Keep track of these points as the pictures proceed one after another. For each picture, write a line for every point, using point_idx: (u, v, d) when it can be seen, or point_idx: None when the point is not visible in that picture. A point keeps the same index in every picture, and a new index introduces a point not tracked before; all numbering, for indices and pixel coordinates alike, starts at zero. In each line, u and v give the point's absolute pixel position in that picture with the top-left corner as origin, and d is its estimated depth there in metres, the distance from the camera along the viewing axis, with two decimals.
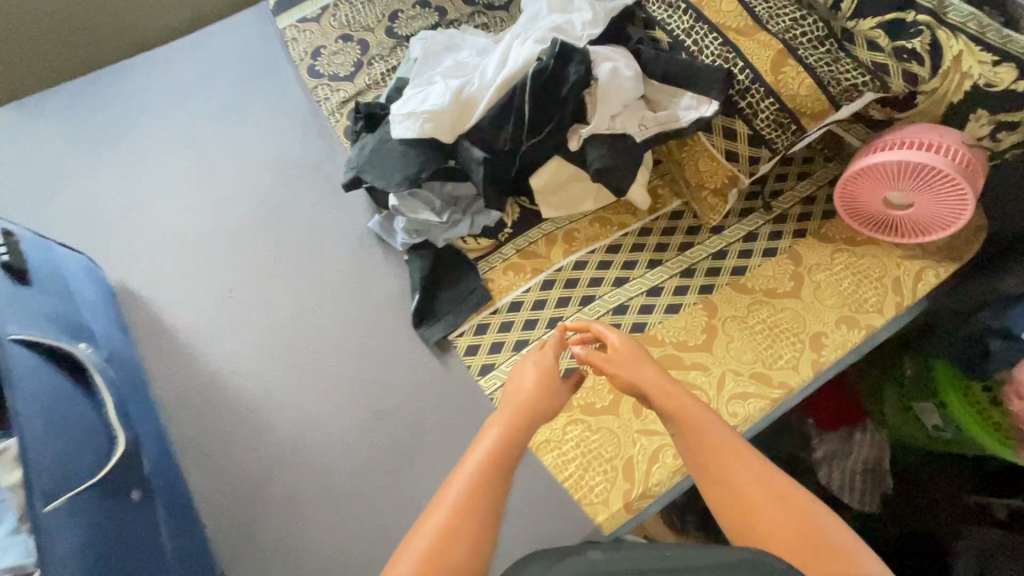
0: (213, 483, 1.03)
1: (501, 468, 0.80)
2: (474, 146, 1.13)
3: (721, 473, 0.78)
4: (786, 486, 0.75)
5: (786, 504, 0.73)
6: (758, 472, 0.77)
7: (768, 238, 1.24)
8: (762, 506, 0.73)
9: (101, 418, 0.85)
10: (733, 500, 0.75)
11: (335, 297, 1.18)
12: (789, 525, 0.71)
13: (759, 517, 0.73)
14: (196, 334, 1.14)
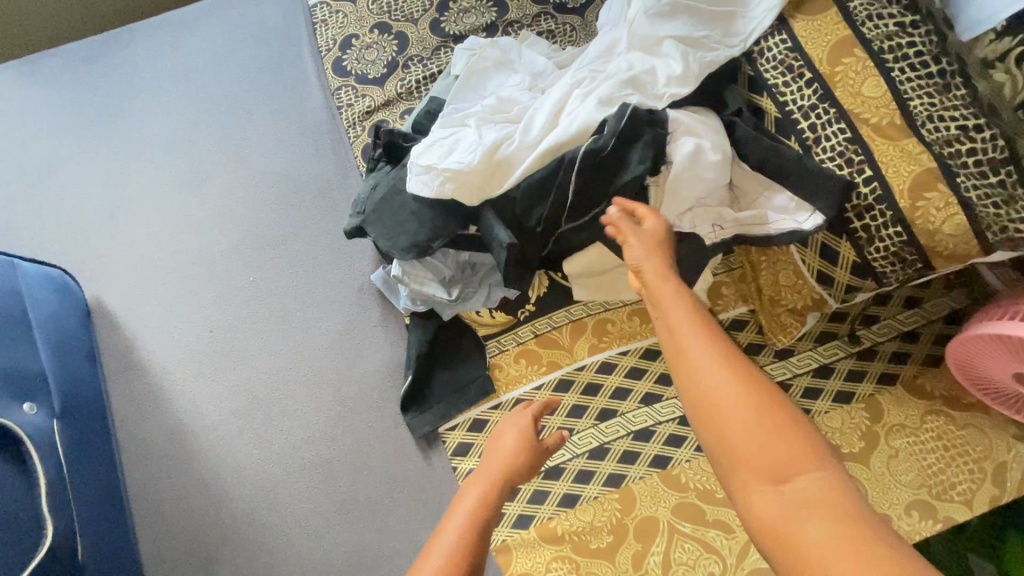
0: (165, 549, 0.96)
1: (477, 547, 0.69)
2: (499, 225, 0.91)
3: (688, 373, 0.64)
4: (762, 388, 0.61)
5: (754, 411, 0.59)
6: (733, 370, 0.62)
7: (844, 377, 1.00)
8: (728, 405, 0.60)
9: (33, 502, 0.78)
10: (699, 411, 0.62)
11: (321, 358, 1.05)
12: (755, 436, 0.58)
13: (722, 427, 0.60)
14: (171, 374, 1.05)
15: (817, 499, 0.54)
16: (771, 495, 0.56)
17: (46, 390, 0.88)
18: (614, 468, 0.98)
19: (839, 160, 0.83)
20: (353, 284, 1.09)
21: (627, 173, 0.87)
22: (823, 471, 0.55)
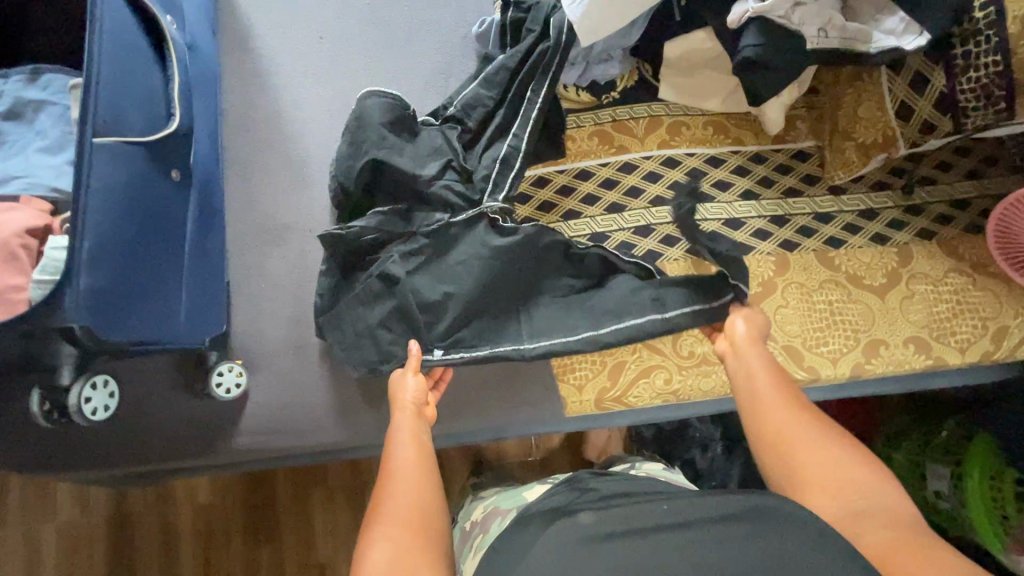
0: (245, 213, 1.07)
1: (429, 473, 0.71)
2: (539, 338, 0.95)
3: (779, 431, 0.68)
4: (830, 424, 0.68)
5: (835, 444, 0.66)
6: (806, 415, 0.69)
7: (886, 223, 1.06)
8: (800, 442, 0.67)
9: (166, 91, 0.86)
10: (770, 432, 0.69)
11: (413, 88, 1.12)
12: (836, 471, 0.64)
13: (808, 468, 0.65)
14: (276, 66, 1.12)
15: (880, 511, 0.61)
16: (829, 507, 0.62)
17: (181, 18, 0.96)
18: (654, 245, 1.06)
19: None
20: (456, 33, 1.14)
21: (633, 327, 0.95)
22: (885, 503, 0.61)
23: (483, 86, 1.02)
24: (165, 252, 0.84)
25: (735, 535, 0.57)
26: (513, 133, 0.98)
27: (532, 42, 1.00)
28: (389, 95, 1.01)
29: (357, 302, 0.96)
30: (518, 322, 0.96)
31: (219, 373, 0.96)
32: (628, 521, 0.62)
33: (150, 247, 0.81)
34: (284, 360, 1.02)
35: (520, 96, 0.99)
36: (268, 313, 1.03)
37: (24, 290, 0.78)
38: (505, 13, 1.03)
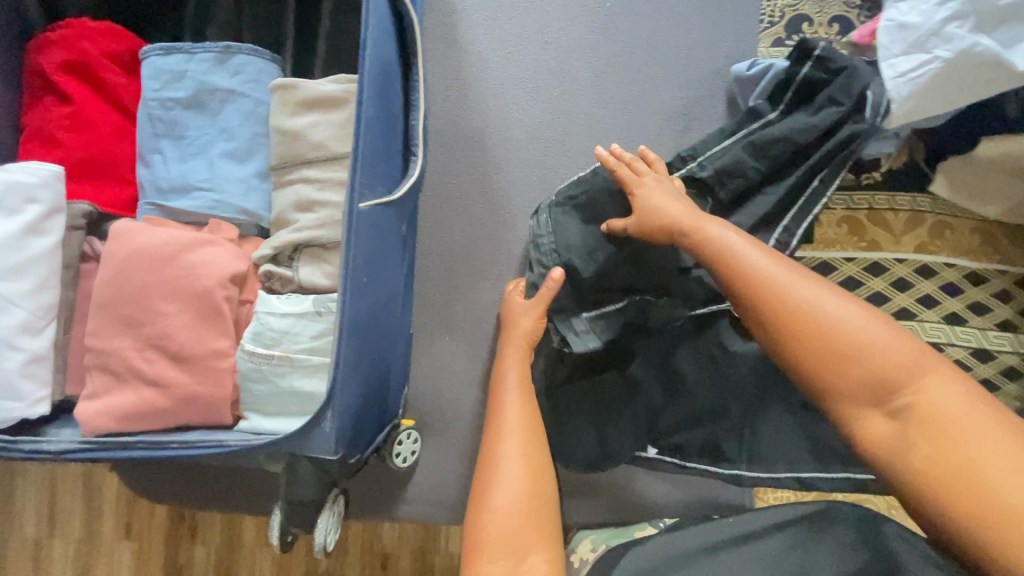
0: (433, 247, 0.91)
1: (536, 439, 0.70)
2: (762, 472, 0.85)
3: (818, 342, 0.54)
4: (849, 302, 0.56)
5: (851, 311, 0.55)
6: (819, 287, 0.58)
7: None
8: (866, 360, 0.52)
9: (408, 120, 0.68)
10: (801, 335, 0.55)
11: (644, 128, 0.92)
12: (907, 377, 0.51)
13: (845, 366, 0.53)
14: (487, 70, 0.92)
15: (944, 404, 0.50)
16: (881, 419, 0.52)
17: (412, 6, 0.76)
18: None
19: None
20: (706, 64, 0.93)
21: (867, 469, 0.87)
22: (932, 387, 0.51)
23: (748, 151, 0.84)
24: (391, 330, 0.68)
25: (798, 537, 0.64)
26: (783, 229, 0.85)
27: (836, 119, 0.81)
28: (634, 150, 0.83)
29: (584, 396, 0.87)
30: (741, 444, 0.86)
31: (399, 442, 0.84)
32: (707, 539, 0.68)
33: (384, 329, 0.65)
34: (458, 427, 0.90)
35: (797, 183, 0.84)
36: (446, 369, 0.91)
37: (228, 356, 0.64)
38: (800, 66, 0.83)
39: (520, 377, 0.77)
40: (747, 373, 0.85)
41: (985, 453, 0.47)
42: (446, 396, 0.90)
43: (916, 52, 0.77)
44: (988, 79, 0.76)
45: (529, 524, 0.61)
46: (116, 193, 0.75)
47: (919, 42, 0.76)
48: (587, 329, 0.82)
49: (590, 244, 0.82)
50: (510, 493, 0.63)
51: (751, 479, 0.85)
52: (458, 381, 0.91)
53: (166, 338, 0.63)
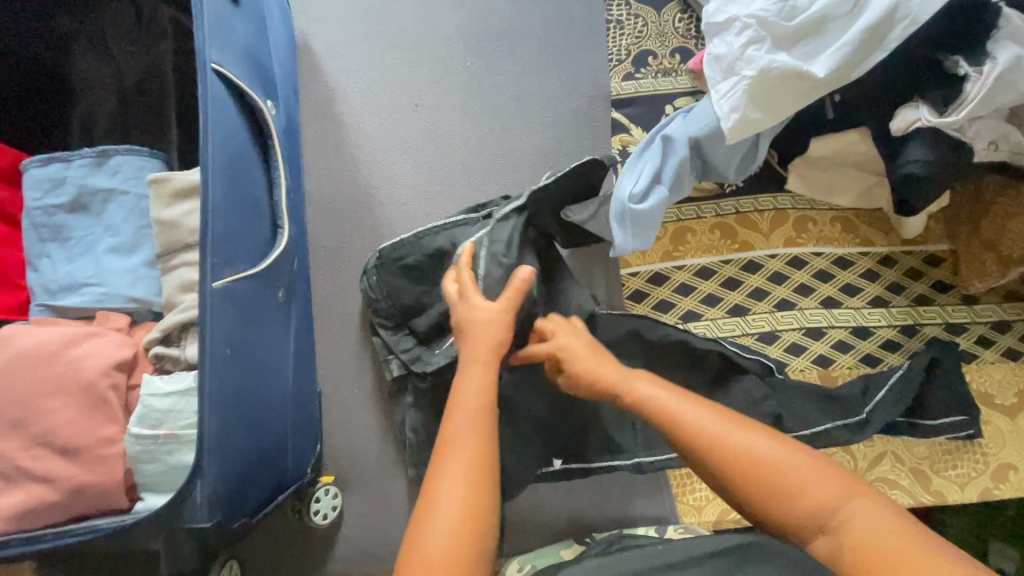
0: (335, 306, 0.96)
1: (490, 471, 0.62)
2: (654, 455, 0.92)
3: (736, 472, 0.59)
4: (771, 436, 0.60)
5: (760, 445, 0.59)
6: (739, 425, 0.62)
7: (1019, 338, 1.01)
8: (774, 486, 0.57)
9: (272, 198, 0.74)
10: (721, 467, 0.59)
11: (518, 169, 1.00)
12: (813, 497, 0.56)
13: (774, 494, 0.57)
14: (365, 137, 0.99)
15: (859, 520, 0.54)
16: (823, 542, 0.55)
17: (275, 92, 0.83)
18: (778, 355, 0.99)
19: None
20: (567, 104, 1.02)
21: None
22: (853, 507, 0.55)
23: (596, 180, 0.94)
24: (280, 394, 0.72)
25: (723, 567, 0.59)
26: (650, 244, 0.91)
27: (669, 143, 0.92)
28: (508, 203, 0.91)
29: None
30: (634, 433, 0.93)
31: (316, 498, 0.87)
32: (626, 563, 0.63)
33: (268, 394, 0.69)
34: (378, 476, 0.92)
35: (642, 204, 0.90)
36: (361, 420, 0.94)
37: (117, 442, 0.67)
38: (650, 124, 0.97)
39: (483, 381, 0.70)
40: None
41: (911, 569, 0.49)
42: (364, 447, 0.93)
43: (730, 76, 0.87)
44: (802, 89, 0.85)
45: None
46: (7, 299, 0.79)
47: (729, 68, 0.87)
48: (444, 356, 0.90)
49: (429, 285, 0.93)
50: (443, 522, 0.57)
51: (649, 463, 0.92)
52: (374, 430, 0.94)
53: (52, 435, 0.66)
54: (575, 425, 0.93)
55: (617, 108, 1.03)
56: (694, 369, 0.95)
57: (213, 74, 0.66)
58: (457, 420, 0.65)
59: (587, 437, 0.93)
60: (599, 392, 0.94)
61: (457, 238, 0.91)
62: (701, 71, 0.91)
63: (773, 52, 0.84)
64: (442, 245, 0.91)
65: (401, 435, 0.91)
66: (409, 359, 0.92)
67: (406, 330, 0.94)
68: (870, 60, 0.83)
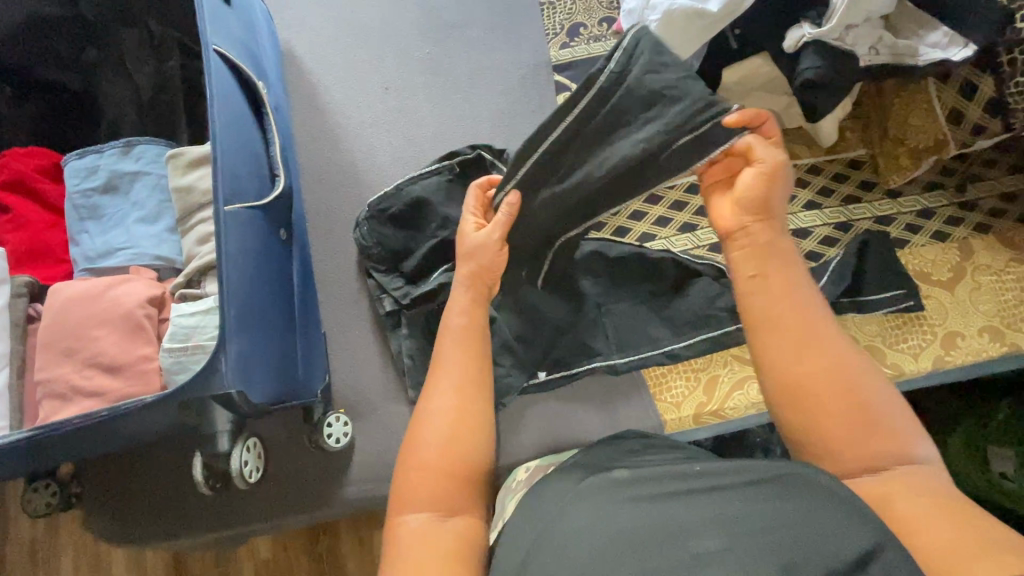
0: (332, 263, 1.09)
1: (479, 406, 0.70)
2: (628, 356, 1.03)
3: (820, 386, 0.63)
4: (845, 377, 0.63)
5: (856, 379, 0.63)
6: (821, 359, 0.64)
7: (944, 221, 1.12)
8: (854, 415, 0.62)
9: (267, 154, 0.89)
10: (792, 400, 0.64)
11: (479, 131, 1.16)
12: (870, 439, 0.61)
13: (832, 429, 0.62)
14: (346, 118, 1.16)
15: (906, 472, 0.60)
16: (870, 480, 0.60)
17: (265, 81, 1.00)
18: None
19: None
20: (515, 73, 1.19)
21: (724, 339, 1.03)
22: (905, 458, 0.61)
23: None
24: (287, 309, 0.85)
25: (763, 496, 0.57)
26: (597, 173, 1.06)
27: None
28: (472, 152, 1.09)
29: None
30: (606, 339, 1.03)
31: (328, 424, 0.96)
32: (651, 486, 0.61)
33: (275, 304, 0.82)
34: (382, 405, 1.02)
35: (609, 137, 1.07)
36: (364, 357, 1.05)
37: (152, 359, 0.79)
38: None
39: (464, 307, 0.79)
40: (582, 283, 1.06)
41: (931, 521, 0.55)
42: (368, 381, 1.04)
43: (642, 23, 1.04)
44: (702, 26, 1.01)
45: (444, 480, 0.65)
46: (53, 270, 0.93)
47: (641, 16, 1.04)
48: (429, 283, 1.05)
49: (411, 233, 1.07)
50: (430, 457, 0.66)
51: (623, 363, 1.03)
52: (375, 365, 1.05)
53: (99, 356, 0.78)
54: (554, 338, 1.04)
55: (558, 72, 1.20)
56: (653, 279, 1.07)
57: (214, 53, 0.84)
58: (445, 345, 0.74)
59: (564, 347, 1.03)
60: (572, 307, 1.05)
61: (432, 186, 1.06)
62: (621, 26, 1.09)
63: None
64: (419, 193, 1.06)
65: (399, 363, 1.03)
66: (400, 295, 1.05)
67: (396, 271, 1.07)
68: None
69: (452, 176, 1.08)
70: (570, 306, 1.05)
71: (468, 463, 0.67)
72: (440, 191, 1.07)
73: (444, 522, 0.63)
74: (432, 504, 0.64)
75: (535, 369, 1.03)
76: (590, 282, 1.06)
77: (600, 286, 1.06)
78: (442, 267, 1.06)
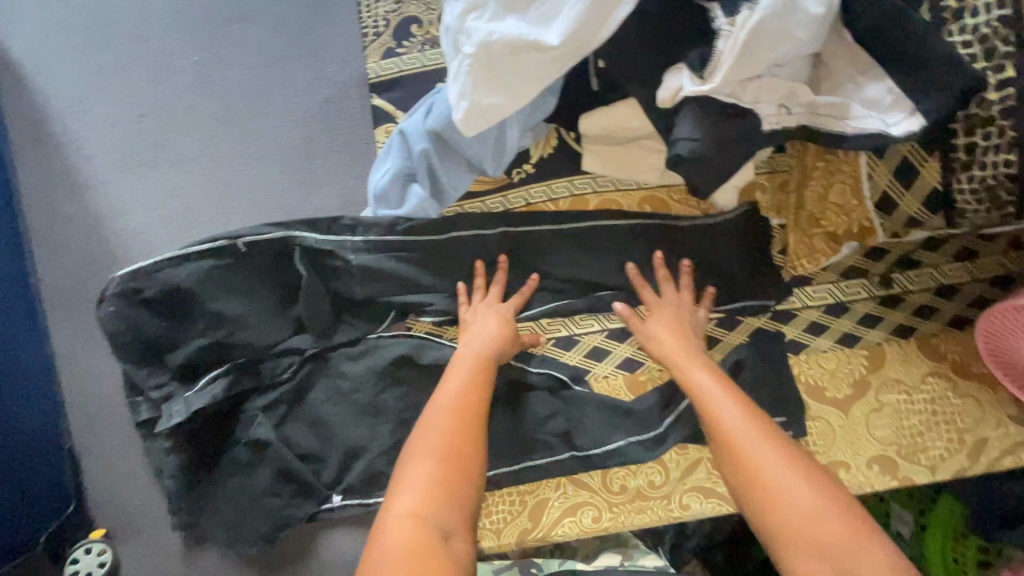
0: (86, 353, 0.88)
1: (476, 429, 0.68)
2: None
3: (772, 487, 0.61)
4: (811, 466, 0.62)
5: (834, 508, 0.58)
6: (770, 445, 0.64)
7: (859, 319, 0.88)
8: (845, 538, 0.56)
9: None
10: (761, 497, 0.61)
11: (266, 179, 0.87)
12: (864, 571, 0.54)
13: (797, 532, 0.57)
14: (89, 155, 0.87)
15: None
16: None
17: None
18: (578, 363, 0.89)
19: (974, 48, 0.65)
20: (318, 94, 0.88)
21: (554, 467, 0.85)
22: None
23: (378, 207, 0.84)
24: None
25: None
26: (413, 256, 0.84)
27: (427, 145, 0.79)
28: (273, 232, 0.81)
29: (248, 468, 0.84)
30: None
31: (75, 559, 0.83)
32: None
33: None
34: (151, 526, 0.88)
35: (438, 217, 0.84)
36: (130, 468, 0.88)
37: None
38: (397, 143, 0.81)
39: (476, 356, 0.76)
40: (386, 395, 0.85)
41: None
42: (135, 498, 0.88)
43: (457, 54, 0.72)
44: (539, 62, 0.69)
45: (438, 490, 0.61)
46: None
47: (456, 43, 0.72)
48: (184, 404, 0.83)
49: (165, 333, 0.82)
50: (427, 461, 0.63)
51: None
52: (142, 478, 0.88)
53: None
54: (350, 459, 0.86)
55: (378, 92, 0.88)
56: None
57: None
58: (456, 372, 0.74)
59: (361, 471, 0.86)
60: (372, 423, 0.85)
61: (200, 273, 0.81)
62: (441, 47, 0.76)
63: (501, 19, 0.69)
64: (184, 281, 0.81)
65: (163, 483, 0.86)
66: (161, 396, 0.84)
67: (159, 365, 0.83)
68: (615, 17, 0.67)
69: (234, 259, 0.82)
70: (372, 422, 0.85)
71: (460, 475, 0.63)
72: (212, 281, 0.81)
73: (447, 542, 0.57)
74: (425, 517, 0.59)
75: (327, 494, 0.87)
76: (397, 394, 0.85)
77: (408, 399, 0.85)
78: (211, 374, 0.84)
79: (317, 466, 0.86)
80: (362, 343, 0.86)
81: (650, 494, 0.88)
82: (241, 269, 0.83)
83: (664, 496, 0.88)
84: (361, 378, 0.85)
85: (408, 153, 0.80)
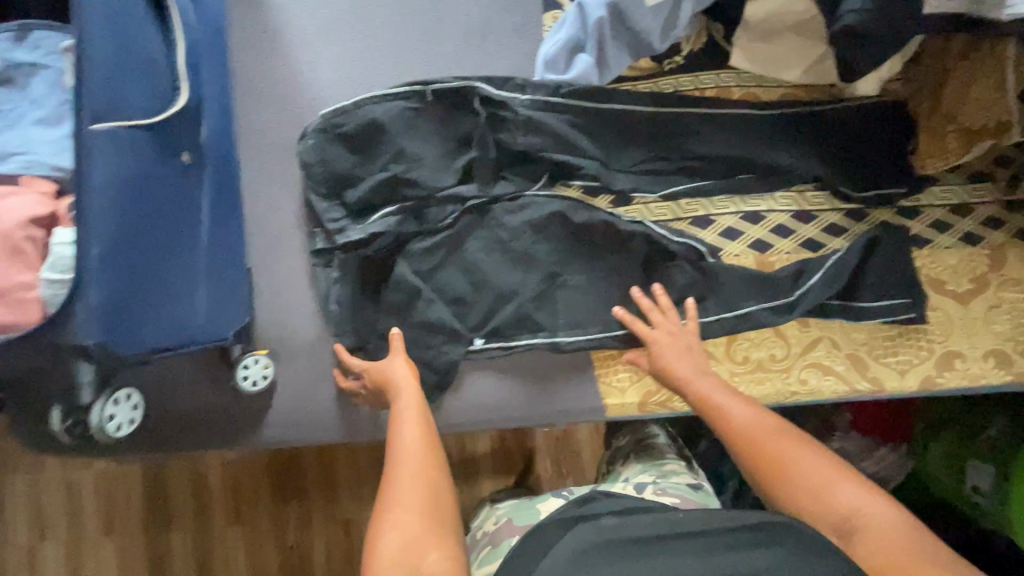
0: (265, 189, 0.96)
1: (437, 467, 0.72)
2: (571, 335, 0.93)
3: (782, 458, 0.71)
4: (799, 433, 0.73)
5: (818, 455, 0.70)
6: (797, 444, 0.72)
7: (983, 220, 0.94)
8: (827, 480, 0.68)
9: (170, 65, 0.75)
10: (763, 455, 0.72)
11: (444, 49, 0.98)
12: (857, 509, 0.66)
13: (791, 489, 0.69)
14: (290, 16, 0.98)
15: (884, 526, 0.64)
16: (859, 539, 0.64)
17: None
18: (712, 240, 0.96)
19: None
20: None
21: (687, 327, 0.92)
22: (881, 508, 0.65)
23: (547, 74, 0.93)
24: (186, 259, 0.77)
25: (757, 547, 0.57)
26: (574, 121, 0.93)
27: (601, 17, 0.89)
28: (456, 81, 0.91)
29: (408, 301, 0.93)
30: (554, 311, 0.93)
31: (246, 366, 0.91)
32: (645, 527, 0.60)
33: (158, 250, 0.72)
34: (310, 351, 0.96)
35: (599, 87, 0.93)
36: (294, 298, 0.97)
37: (35, 289, 0.72)
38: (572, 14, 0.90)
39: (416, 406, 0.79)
40: (537, 247, 0.94)
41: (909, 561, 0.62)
42: (297, 324, 0.97)
43: None
44: None
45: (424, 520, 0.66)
46: None
47: None
48: (360, 233, 0.92)
49: (352, 166, 0.93)
50: (407, 507, 0.67)
51: (568, 341, 0.93)
52: (305, 308, 0.97)
53: None
54: (498, 305, 0.94)
55: None
56: (618, 251, 0.94)
57: None
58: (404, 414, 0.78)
59: (508, 315, 0.94)
60: (521, 272, 0.94)
61: (393, 111, 0.92)
62: None
63: None
64: (377, 116, 0.92)
65: (327, 309, 0.95)
66: (335, 229, 0.93)
67: (339, 198, 0.94)
68: None
69: (418, 105, 0.93)
70: (522, 271, 0.94)
71: (437, 503, 0.68)
72: (400, 120, 0.92)
73: (422, 561, 0.63)
74: (409, 549, 0.63)
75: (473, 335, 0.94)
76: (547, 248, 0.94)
77: (556, 252, 0.94)
78: (385, 211, 0.93)
79: (463, 309, 0.94)
80: (519, 198, 0.94)
81: (771, 367, 0.94)
82: (423, 114, 0.93)
83: (784, 369, 0.94)
84: (515, 230, 0.94)
85: (583, 24, 0.89)
